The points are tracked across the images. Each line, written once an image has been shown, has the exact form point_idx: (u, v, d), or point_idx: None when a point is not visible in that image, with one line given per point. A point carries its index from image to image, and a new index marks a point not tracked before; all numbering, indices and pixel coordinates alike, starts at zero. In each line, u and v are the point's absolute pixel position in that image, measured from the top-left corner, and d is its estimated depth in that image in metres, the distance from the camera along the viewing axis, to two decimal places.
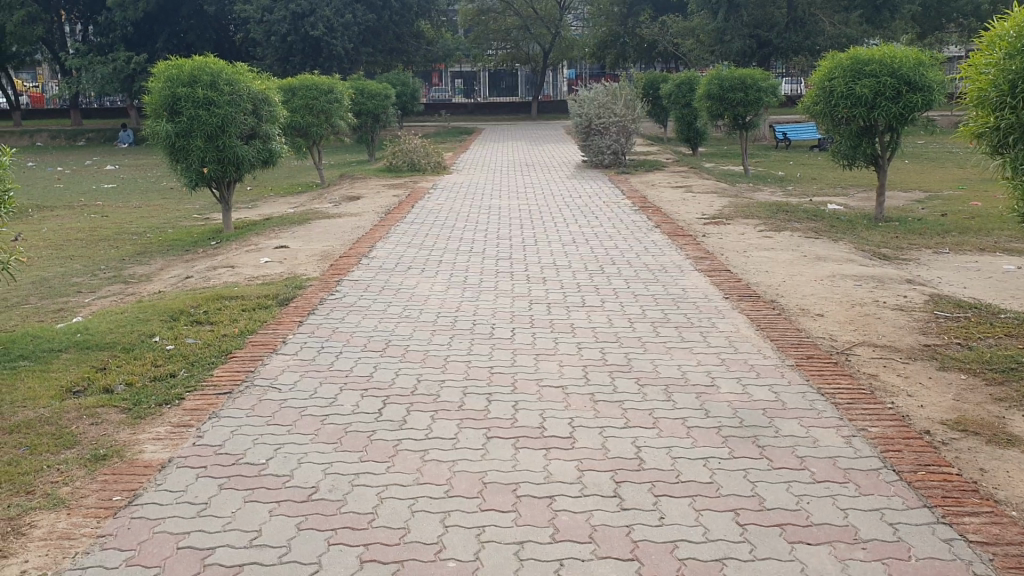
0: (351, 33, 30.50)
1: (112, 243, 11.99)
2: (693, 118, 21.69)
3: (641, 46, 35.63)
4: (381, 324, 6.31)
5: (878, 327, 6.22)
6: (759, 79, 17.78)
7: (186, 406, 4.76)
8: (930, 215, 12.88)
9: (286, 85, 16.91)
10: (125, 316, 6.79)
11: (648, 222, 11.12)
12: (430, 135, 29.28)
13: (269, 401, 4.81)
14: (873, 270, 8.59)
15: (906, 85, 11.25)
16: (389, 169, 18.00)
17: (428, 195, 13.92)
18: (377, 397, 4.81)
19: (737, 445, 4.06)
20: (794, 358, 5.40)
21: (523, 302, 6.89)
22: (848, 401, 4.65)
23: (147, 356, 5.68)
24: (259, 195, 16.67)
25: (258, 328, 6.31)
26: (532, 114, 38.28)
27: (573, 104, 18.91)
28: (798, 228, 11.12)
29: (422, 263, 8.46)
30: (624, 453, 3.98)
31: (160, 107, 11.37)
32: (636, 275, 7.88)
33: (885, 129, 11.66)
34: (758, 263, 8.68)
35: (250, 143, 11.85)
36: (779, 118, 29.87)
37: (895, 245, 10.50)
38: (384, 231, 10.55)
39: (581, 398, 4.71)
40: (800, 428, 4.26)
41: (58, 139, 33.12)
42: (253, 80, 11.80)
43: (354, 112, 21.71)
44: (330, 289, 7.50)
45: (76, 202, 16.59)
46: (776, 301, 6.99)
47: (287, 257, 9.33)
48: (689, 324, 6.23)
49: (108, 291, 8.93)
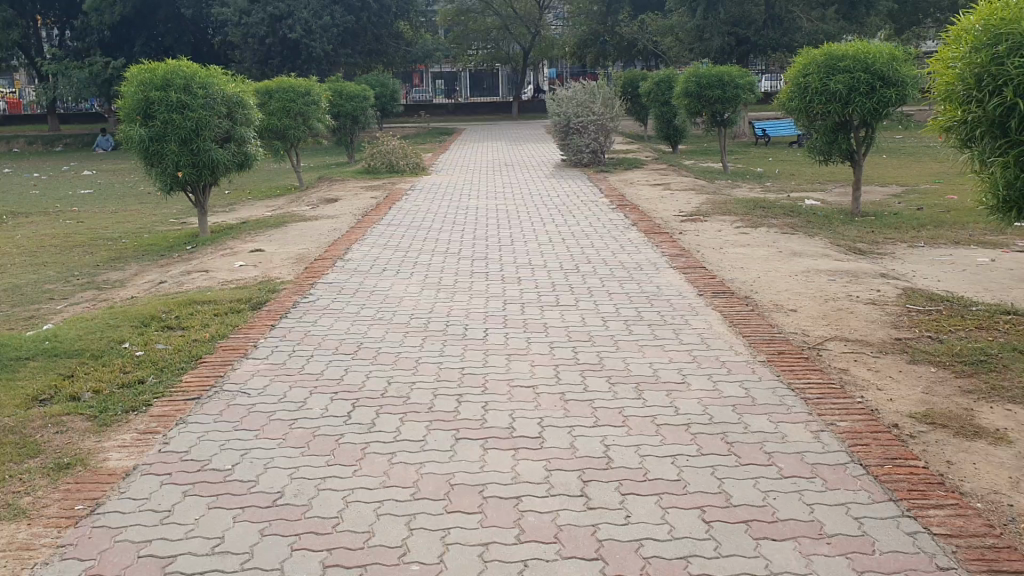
0: (330, 34, 30.40)
1: (87, 248, 11.90)
2: (672, 115, 21.72)
3: (620, 44, 35.68)
4: (354, 326, 6.28)
5: (850, 322, 6.23)
6: (736, 76, 17.81)
7: (153, 413, 4.72)
8: (906, 209, 12.94)
9: (262, 88, 16.76)
10: (95, 322, 6.73)
11: (626, 220, 11.12)
12: (410, 136, 29.23)
13: (238, 406, 4.77)
14: (849, 265, 8.62)
15: (880, 80, 11.30)
16: (368, 171, 17.94)
17: (406, 196, 13.88)
18: (347, 400, 4.77)
19: (706, 441, 4.05)
20: (766, 354, 5.41)
21: (497, 302, 6.86)
22: (818, 396, 4.65)
23: (115, 363, 5.63)
24: (237, 198, 16.58)
25: (229, 332, 6.26)
26: (512, 114, 38.26)
27: (552, 103, 18.90)
28: (775, 224, 11.15)
29: (397, 265, 8.42)
30: (592, 452, 3.97)
31: (133, 112, 11.28)
32: (611, 273, 7.86)
33: (859, 124, 11.70)
34: (734, 259, 8.68)
35: (225, 146, 11.76)
36: (758, 115, 29.97)
37: (871, 239, 10.54)
38: (360, 233, 10.51)
39: (551, 398, 4.69)
40: (769, 424, 4.26)
41: (35, 144, 32.86)
42: (227, 82, 11.72)
43: (333, 114, 21.62)
44: (304, 292, 7.45)
45: (52, 208, 16.45)
46: (750, 297, 6.99)
47: (262, 260, 9.27)
48: (662, 322, 6.22)
49: (81, 298, 8.86)
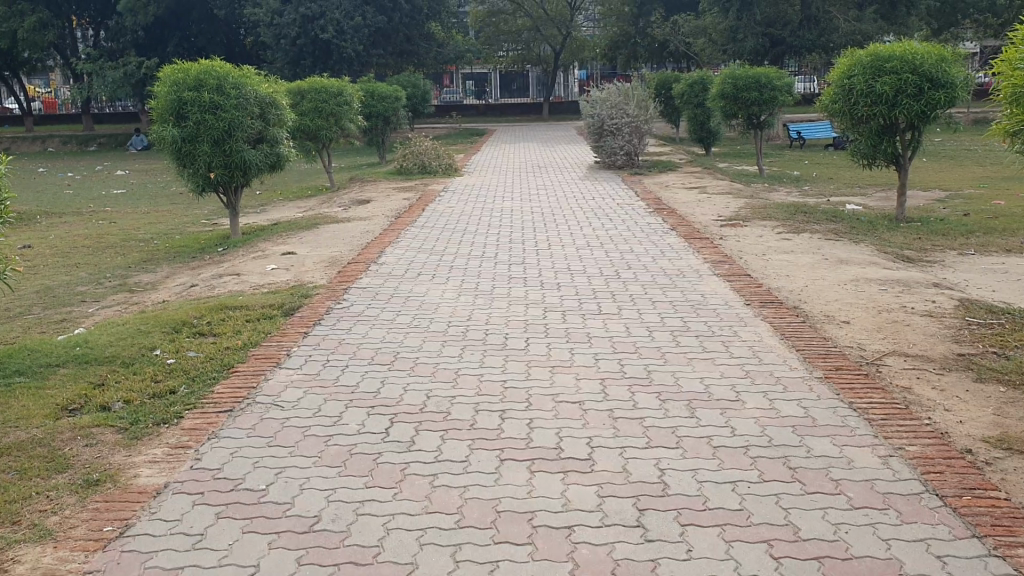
0: (361, 35, 30.32)
1: (119, 250, 11.82)
2: (707, 117, 21.40)
3: (653, 45, 35.37)
4: (390, 334, 6.08)
5: (908, 335, 5.95)
6: (774, 77, 17.47)
7: (185, 426, 4.54)
8: (952, 214, 12.59)
9: (295, 88, 16.71)
10: (127, 327, 6.59)
11: (664, 224, 10.86)
12: (441, 137, 29.11)
13: (271, 419, 4.58)
14: (898, 273, 8.32)
15: (928, 82, 10.96)
16: (399, 172, 17.77)
17: (439, 198, 13.69)
18: (385, 415, 4.57)
19: (767, 467, 3.82)
20: (822, 370, 5.14)
21: (536, 310, 6.65)
22: (882, 417, 4.39)
23: (146, 371, 5.47)
24: (268, 199, 16.49)
25: (262, 340, 6.08)
26: (543, 115, 38.00)
27: (585, 104, 18.66)
28: (818, 229, 10.85)
29: (432, 270, 8.23)
30: (646, 477, 3.74)
31: (166, 112, 11.17)
32: (653, 280, 7.62)
33: (906, 127, 11.37)
34: (779, 267, 8.42)
35: (258, 147, 11.61)
36: (793, 117, 29.55)
37: (918, 246, 10.23)
38: (393, 236, 10.33)
39: (599, 415, 4.47)
40: (833, 448, 4.01)
41: (69, 144, 33.09)
42: (260, 83, 11.60)
43: (365, 115, 21.51)
44: (337, 297, 7.28)
45: (84, 209, 16.45)
46: (800, 307, 6.72)
47: (295, 264, 9.11)
48: (710, 333, 5.97)
49: (112, 300, 8.75)
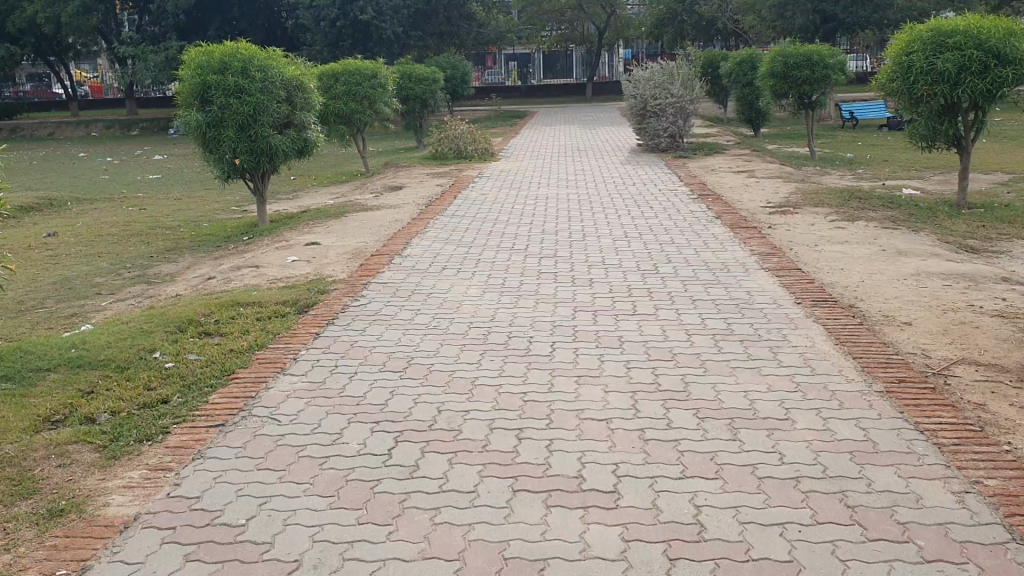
0: (401, 16, 29.85)
1: (145, 238, 11.51)
2: (755, 97, 20.62)
3: (699, 24, 34.47)
4: (406, 337, 5.62)
5: (978, 340, 5.34)
6: (826, 55, 16.65)
7: (170, 444, 4.11)
8: (1017, 200, 11.81)
9: (328, 70, 16.30)
10: (130, 325, 6.20)
11: (708, 212, 10.27)
12: (482, 120, 28.61)
13: (265, 436, 4.14)
14: (963, 266, 7.67)
15: (994, 59, 10.20)
16: (436, 157, 17.32)
17: (473, 184, 13.21)
18: (389, 433, 4.10)
19: (821, 505, 3.29)
20: (883, 383, 4.57)
21: (566, 309, 6.14)
22: (954, 441, 3.82)
23: (140, 377, 5.06)
24: (302, 185, 16.16)
25: (269, 342, 5.64)
26: (587, 96, 37.26)
27: (627, 84, 18.01)
28: (874, 217, 10.19)
29: (458, 262, 7.76)
30: (679, 516, 3.23)
31: (190, 96, 10.80)
32: (694, 275, 7.07)
33: (969, 107, 10.61)
34: (831, 258, 7.82)
35: (284, 132, 11.18)
36: (846, 96, 28.56)
37: (983, 235, 9.52)
38: (422, 225, 9.85)
39: (628, 436, 3.96)
40: (898, 481, 3.47)
41: (113, 128, 33.11)
42: (287, 65, 11.15)
43: (402, 98, 21.07)
44: (355, 293, 6.83)
45: (117, 195, 16.22)
46: (855, 307, 6.12)
47: (317, 255, 8.71)
48: (756, 338, 5.41)
49: (128, 293, 8.38)
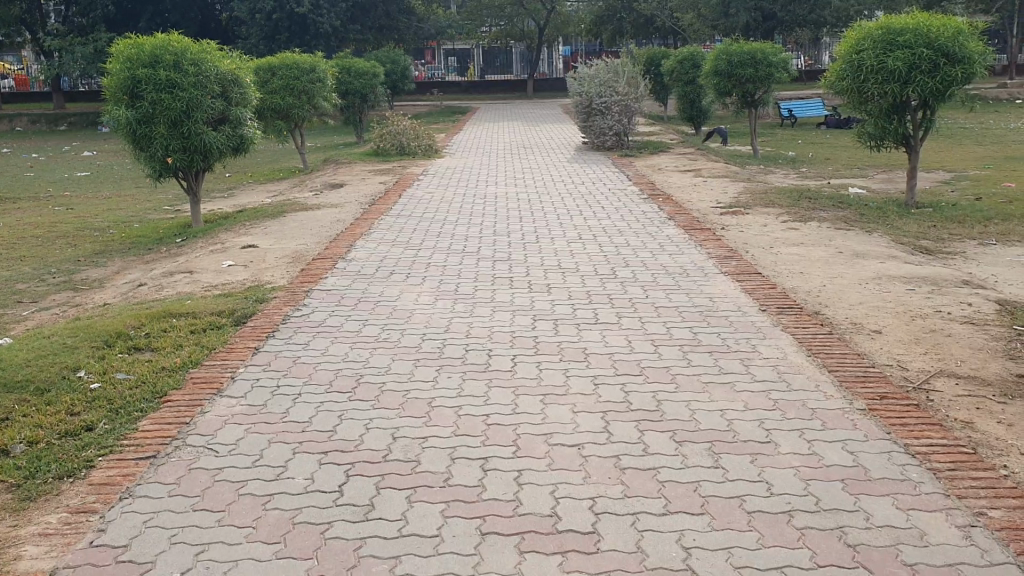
0: (338, 10, 29.24)
1: (71, 239, 10.87)
2: (697, 95, 20.55)
3: (639, 21, 34.54)
4: (353, 351, 5.24)
5: (952, 349, 5.14)
6: (770, 53, 16.58)
7: (94, 480, 3.68)
8: (961, 198, 11.83)
9: (264, 64, 15.74)
10: (51, 340, 5.68)
11: (660, 212, 10.03)
12: (422, 115, 28.13)
13: (201, 471, 3.74)
14: (922, 268, 7.54)
15: (944, 57, 10.11)
16: (377, 153, 16.87)
17: (418, 182, 12.80)
18: (340, 467, 3.73)
19: (820, 544, 3.03)
20: (864, 399, 4.33)
21: (524, 318, 5.81)
22: (949, 466, 3.59)
23: (61, 401, 4.57)
24: (238, 183, 15.59)
25: (204, 358, 5.21)
26: (528, 92, 37.00)
27: (572, 81, 17.74)
28: (825, 217, 10.07)
29: (406, 267, 7.38)
30: (668, 561, 2.94)
31: (118, 90, 10.20)
32: (654, 280, 6.81)
33: (919, 105, 10.53)
34: (790, 261, 7.63)
35: (220, 128, 10.62)
36: (785, 94, 28.78)
37: (934, 235, 9.45)
38: (365, 226, 9.44)
39: (603, 464, 3.65)
40: (897, 514, 3.23)
41: (38, 123, 31.80)
42: (222, 58, 10.60)
43: (341, 93, 20.53)
44: (297, 302, 6.41)
45: (41, 193, 15.41)
46: (822, 314, 5.91)
47: (254, 259, 8.24)
48: (726, 349, 5.14)
49: (53, 301, 7.76)
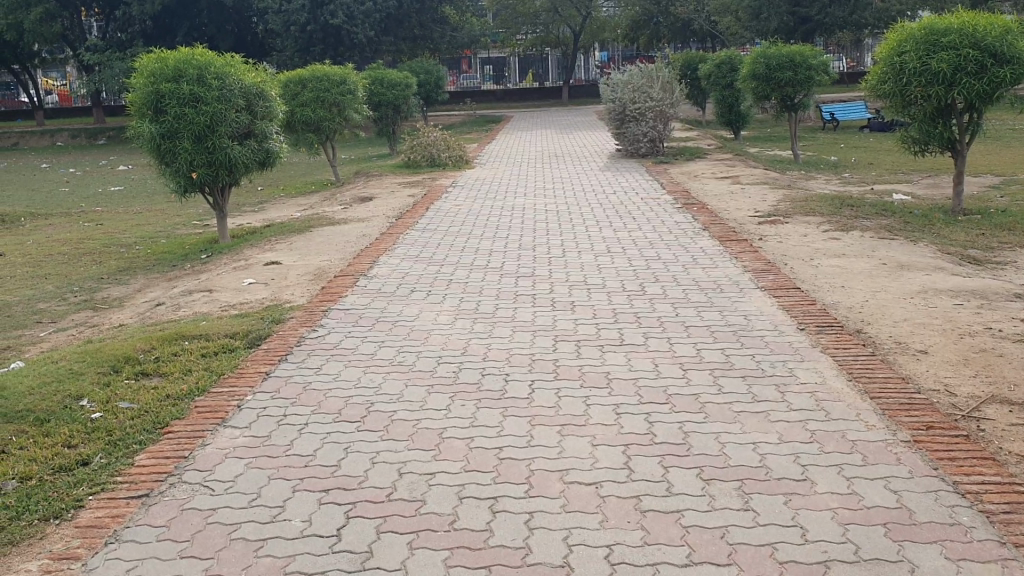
0: (373, 20, 29.18)
1: (97, 257, 10.80)
2: (735, 100, 20.15)
3: (675, 25, 34.24)
4: (367, 376, 5.01)
5: (1004, 372, 4.78)
6: (809, 56, 16.14)
7: (81, 523, 3.47)
8: (1011, 204, 11.36)
9: (295, 77, 15.67)
10: (59, 365, 5.49)
11: (694, 223, 9.70)
12: (456, 125, 28.00)
13: (194, 512, 3.51)
14: (971, 280, 7.14)
15: (991, 57, 9.68)
16: (408, 165, 16.70)
17: (446, 194, 12.60)
18: (341, 506, 3.50)
19: None
20: (908, 429, 4.00)
21: (547, 340, 5.54)
22: (1005, 508, 3.26)
23: (60, 432, 4.38)
24: (268, 197, 15.51)
25: (212, 385, 5.01)
26: (564, 99, 36.71)
27: (605, 87, 17.41)
28: (868, 226, 9.68)
29: (428, 284, 7.14)
30: None
31: (142, 106, 10.09)
32: (684, 296, 6.51)
33: (964, 108, 10.08)
34: (829, 275, 7.28)
35: (245, 143, 10.46)
36: (826, 97, 28.22)
37: (983, 244, 9.02)
38: (390, 241, 9.22)
39: (622, 505, 3.38)
40: (946, 565, 2.91)
41: (78, 138, 32.12)
42: (246, 72, 10.45)
43: (373, 104, 20.41)
44: (313, 322, 6.20)
45: (74, 210, 15.41)
46: (863, 332, 5.57)
47: (275, 277, 8.05)
48: (759, 372, 4.83)
49: (71, 321, 7.62)
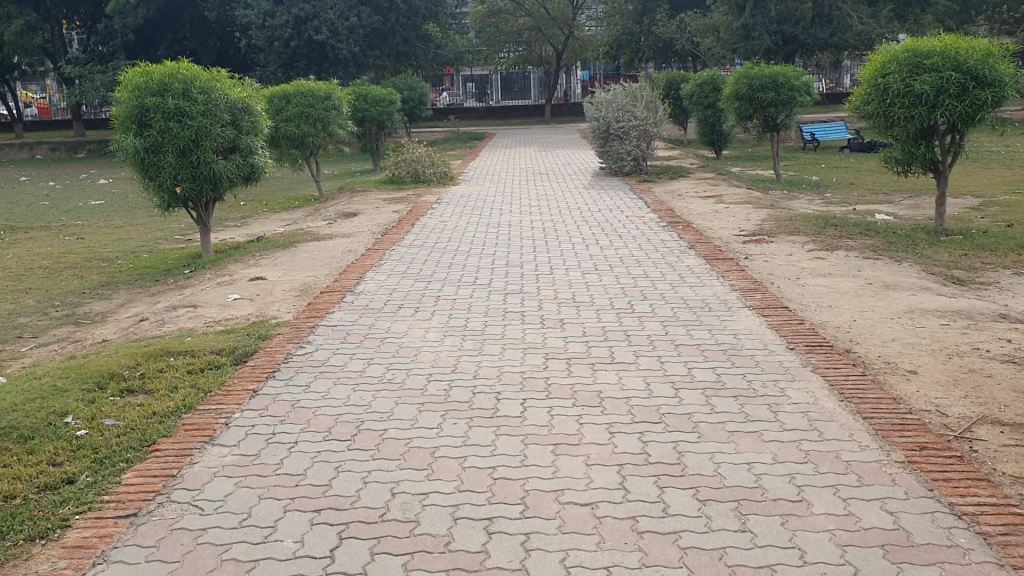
0: (357, 36, 29.10)
1: (78, 271, 10.69)
2: (717, 119, 20.23)
3: (657, 44, 34.55)
4: (358, 394, 4.96)
5: (994, 392, 4.80)
6: (792, 76, 16.22)
7: (68, 543, 3.41)
8: (991, 224, 11.47)
9: (280, 92, 15.62)
10: (40, 382, 5.39)
11: (681, 241, 9.73)
12: (439, 142, 28.03)
13: (183, 531, 3.46)
14: (957, 301, 7.17)
15: (973, 80, 9.74)
16: (392, 181, 16.66)
17: (432, 210, 12.57)
18: (333, 527, 3.45)
19: None
20: (902, 450, 4.00)
21: (537, 357, 5.53)
22: (1003, 530, 3.26)
23: (45, 451, 4.30)
24: (252, 211, 15.46)
25: (199, 402, 4.94)
26: (546, 117, 36.82)
27: (590, 105, 17.44)
28: (852, 246, 9.72)
29: (416, 301, 7.12)
30: None
31: (126, 119, 10.00)
32: (674, 315, 6.52)
33: (946, 129, 10.14)
34: (817, 293, 7.31)
35: (229, 157, 10.41)
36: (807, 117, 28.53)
37: (966, 264, 9.08)
38: (376, 258, 9.16)
39: (620, 527, 3.35)
40: None
41: (59, 151, 31.88)
42: (232, 86, 10.39)
43: (358, 120, 20.38)
44: (301, 339, 6.15)
45: (53, 223, 15.25)
46: (853, 352, 5.58)
47: (261, 292, 7.99)
48: (751, 392, 4.82)
49: (53, 336, 7.53)
